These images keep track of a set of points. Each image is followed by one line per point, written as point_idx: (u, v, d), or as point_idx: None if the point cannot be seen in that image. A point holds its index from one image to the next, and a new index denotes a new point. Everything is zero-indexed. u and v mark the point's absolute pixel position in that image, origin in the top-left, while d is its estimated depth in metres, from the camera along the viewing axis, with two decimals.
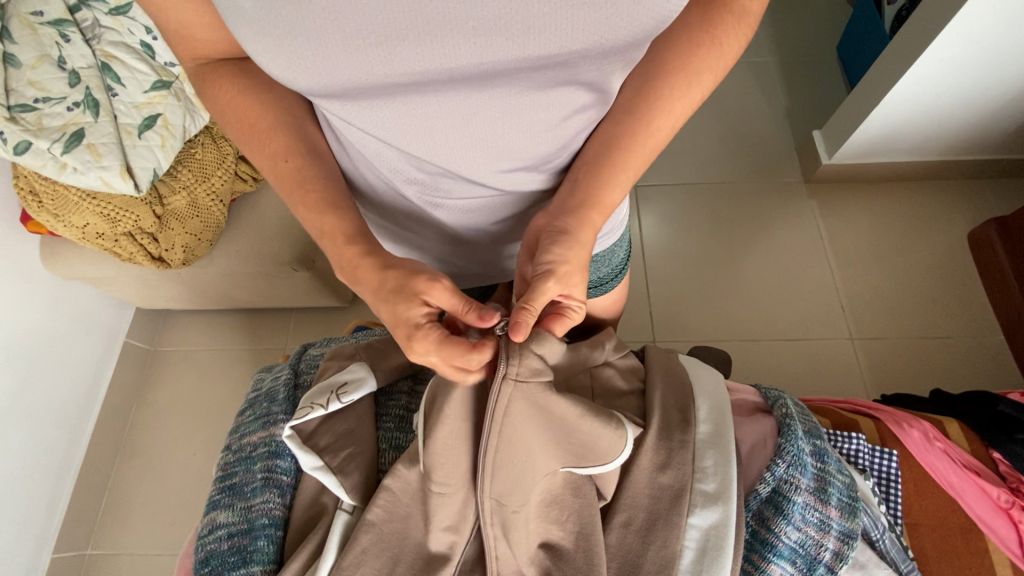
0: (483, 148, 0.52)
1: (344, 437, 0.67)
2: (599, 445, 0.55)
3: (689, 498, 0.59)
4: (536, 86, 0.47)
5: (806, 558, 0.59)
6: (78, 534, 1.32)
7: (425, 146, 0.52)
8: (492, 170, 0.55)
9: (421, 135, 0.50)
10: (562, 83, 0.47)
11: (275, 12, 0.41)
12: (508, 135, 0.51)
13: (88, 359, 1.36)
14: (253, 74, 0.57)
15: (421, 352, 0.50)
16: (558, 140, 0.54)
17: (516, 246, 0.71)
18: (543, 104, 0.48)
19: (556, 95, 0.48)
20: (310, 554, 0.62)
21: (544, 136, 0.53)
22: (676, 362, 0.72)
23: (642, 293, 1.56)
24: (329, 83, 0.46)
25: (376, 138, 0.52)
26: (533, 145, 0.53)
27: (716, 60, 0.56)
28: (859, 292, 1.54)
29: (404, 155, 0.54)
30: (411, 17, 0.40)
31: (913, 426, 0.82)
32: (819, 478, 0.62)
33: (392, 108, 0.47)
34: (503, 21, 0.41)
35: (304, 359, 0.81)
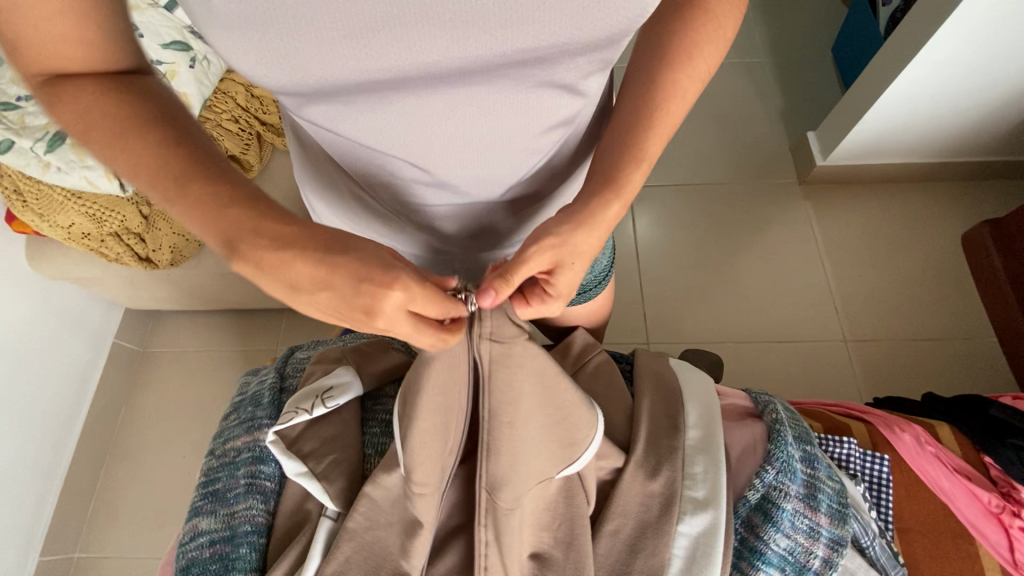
0: (458, 148, 0.51)
1: (328, 443, 0.67)
2: (581, 435, 0.55)
3: (679, 506, 0.58)
4: (513, 84, 0.46)
5: (795, 565, 0.58)
6: (66, 539, 1.31)
7: (400, 147, 0.51)
8: (468, 171, 0.55)
9: (392, 135, 0.49)
10: (540, 81, 0.46)
11: (247, 6, 0.38)
12: (484, 134, 0.50)
13: (75, 362, 1.35)
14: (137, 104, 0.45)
15: (399, 297, 0.42)
16: (537, 146, 0.54)
17: (490, 256, 0.71)
18: (519, 104, 0.48)
19: (533, 94, 0.47)
20: (293, 560, 0.61)
21: (521, 138, 0.52)
22: (665, 367, 0.73)
23: (635, 294, 1.55)
24: (298, 80, 0.44)
25: (345, 141, 0.51)
26: (512, 146, 0.53)
27: (713, 34, 0.52)
28: (853, 294, 1.53)
29: (376, 157, 0.53)
30: (384, 10, 0.39)
31: (905, 430, 0.81)
32: (808, 484, 0.61)
33: (367, 105, 0.46)
34: (481, 15, 0.40)
35: (291, 363, 0.80)
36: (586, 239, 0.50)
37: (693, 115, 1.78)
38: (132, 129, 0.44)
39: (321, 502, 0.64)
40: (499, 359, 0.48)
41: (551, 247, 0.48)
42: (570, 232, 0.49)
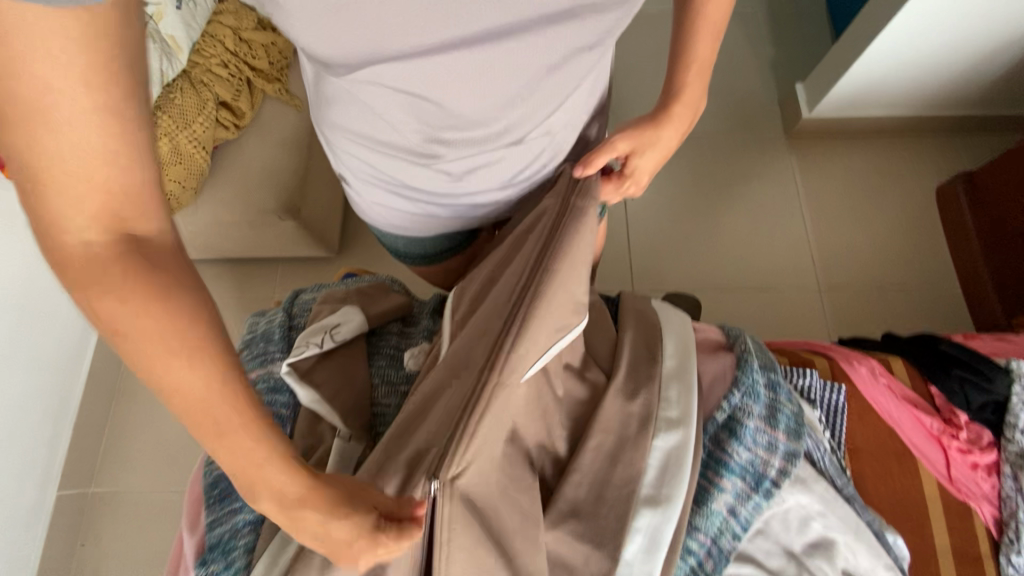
0: (496, 101, 0.55)
1: (338, 373, 0.74)
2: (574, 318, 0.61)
3: (654, 423, 0.66)
4: (548, 34, 0.50)
5: (754, 475, 0.66)
6: (82, 476, 1.39)
7: (442, 104, 0.54)
8: (502, 126, 0.58)
9: (437, 90, 0.52)
10: (571, 31, 0.51)
11: None
12: (520, 84, 0.54)
13: (77, 310, 1.38)
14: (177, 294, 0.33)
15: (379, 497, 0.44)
16: (562, 94, 0.58)
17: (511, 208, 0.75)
18: (551, 53, 0.52)
19: (565, 43, 0.52)
20: (311, 474, 0.67)
21: (551, 87, 0.56)
22: (646, 306, 0.80)
23: (622, 244, 1.60)
24: (355, 43, 0.48)
25: (391, 105, 0.54)
26: (542, 95, 0.57)
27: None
28: (829, 244, 1.60)
29: (417, 118, 0.56)
30: None
31: (861, 364, 0.90)
32: (770, 406, 0.69)
33: (419, 63, 0.49)
34: None
35: (297, 304, 0.85)
36: (658, 139, 0.70)
37: None
38: (175, 342, 0.33)
39: (333, 425, 0.71)
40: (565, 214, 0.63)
41: (632, 139, 0.69)
42: (649, 129, 0.70)
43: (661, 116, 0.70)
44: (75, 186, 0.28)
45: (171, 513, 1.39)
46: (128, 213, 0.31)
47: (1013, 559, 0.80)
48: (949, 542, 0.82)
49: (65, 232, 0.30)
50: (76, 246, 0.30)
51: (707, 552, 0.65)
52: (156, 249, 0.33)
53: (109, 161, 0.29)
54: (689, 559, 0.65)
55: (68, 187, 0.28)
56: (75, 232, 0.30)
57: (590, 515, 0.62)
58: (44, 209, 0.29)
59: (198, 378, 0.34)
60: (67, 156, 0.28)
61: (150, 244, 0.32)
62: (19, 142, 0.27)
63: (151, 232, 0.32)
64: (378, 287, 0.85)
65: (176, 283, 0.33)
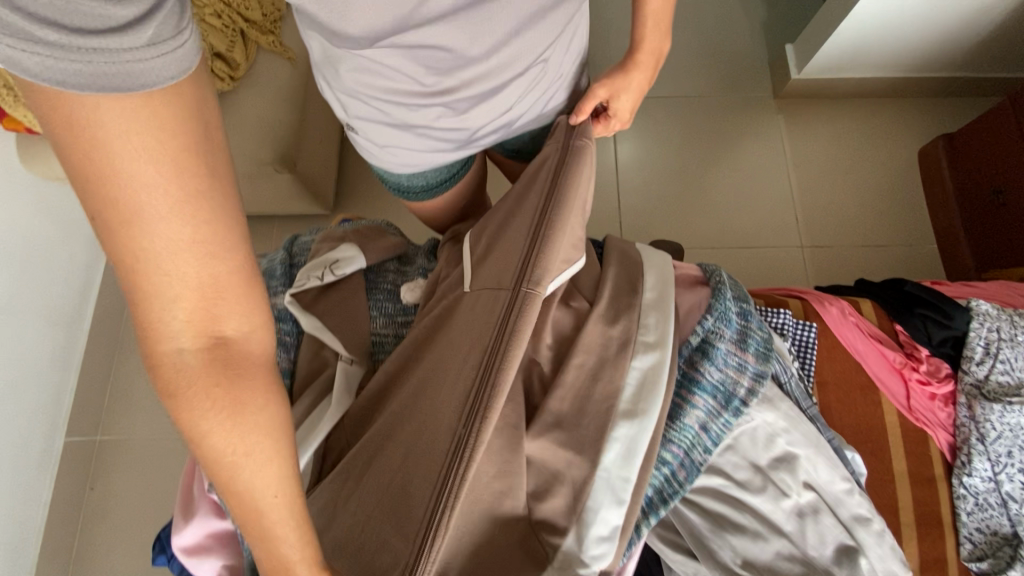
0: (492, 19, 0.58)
1: (338, 304, 0.78)
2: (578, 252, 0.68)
3: (633, 346, 0.71)
4: None
5: (725, 393, 0.72)
6: (89, 424, 1.44)
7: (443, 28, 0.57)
8: (498, 48, 0.61)
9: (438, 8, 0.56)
10: None
11: None
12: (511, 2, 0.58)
13: (78, 263, 1.41)
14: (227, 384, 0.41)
15: None
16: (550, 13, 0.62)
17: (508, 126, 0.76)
18: None
19: None
20: (317, 393, 0.73)
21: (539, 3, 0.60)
22: (629, 246, 0.84)
23: (612, 203, 1.64)
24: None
25: (399, 94, 0.63)
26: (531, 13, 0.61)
27: None
28: (813, 204, 1.65)
29: (421, 47, 0.58)
30: None
31: (833, 304, 0.95)
32: (741, 332, 0.75)
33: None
34: None
35: (296, 245, 0.88)
36: (634, 77, 0.74)
37: (677, 26, 1.79)
38: (244, 439, 0.42)
39: (335, 351, 0.75)
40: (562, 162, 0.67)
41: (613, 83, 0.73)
42: (626, 71, 0.74)
43: (636, 59, 0.73)
44: (179, 300, 0.38)
45: (177, 459, 1.45)
46: (206, 327, 0.39)
47: (965, 480, 0.86)
48: (906, 465, 0.88)
49: (165, 345, 0.39)
50: (175, 355, 0.39)
51: (681, 463, 0.71)
52: (236, 349, 0.41)
53: (202, 269, 0.37)
54: (662, 469, 0.71)
55: (166, 293, 0.37)
56: (176, 342, 0.39)
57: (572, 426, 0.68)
58: (155, 326, 0.38)
59: (257, 453, 0.43)
60: (176, 286, 0.37)
61: (231, 346, 0.41)
62: (148, 281, 0.36)
63: (234, 333, 0.41)
64: (373, 228, 0.89)
65: (247, 380, 0.42)
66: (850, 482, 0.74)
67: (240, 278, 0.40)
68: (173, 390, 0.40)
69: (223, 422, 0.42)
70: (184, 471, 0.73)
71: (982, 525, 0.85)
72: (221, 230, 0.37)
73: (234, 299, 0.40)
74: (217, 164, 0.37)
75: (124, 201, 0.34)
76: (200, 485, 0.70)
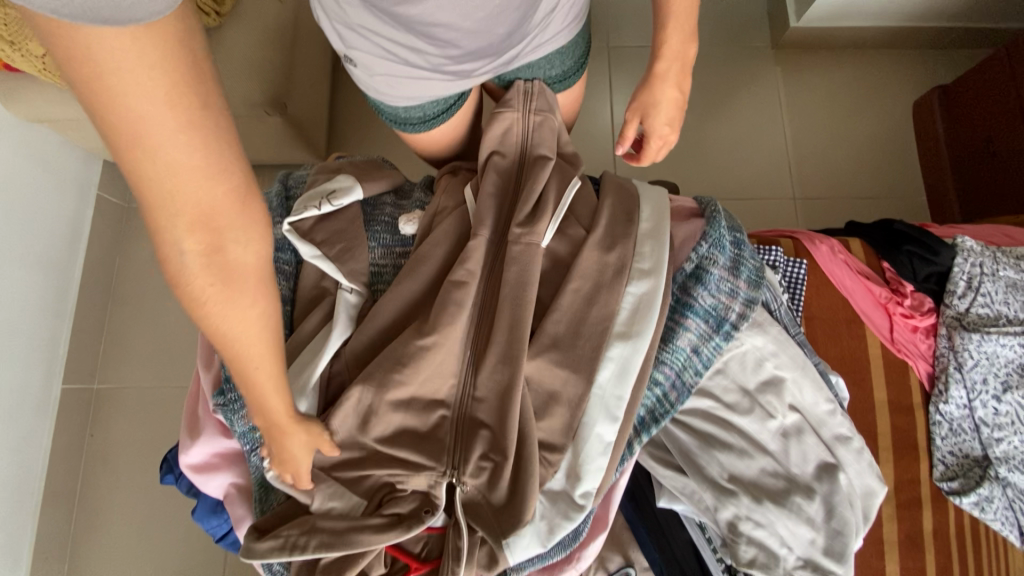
0: None
1: (336, 234, 0.79)
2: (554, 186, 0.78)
3: (628, 273, 0.72)
4: None
5: (717, 318, 0.74)
6: (84, 373, 1.45)
7: None
8: None
9: None
10: None
11: None
12: None
13: (65, 210, 1.38)
14: (235, 289, 0.44)
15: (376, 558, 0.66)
16: None
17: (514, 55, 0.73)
18: None
19: None
20: (318, 321, 0.74)
21: None
22: (626, 179, 0.85)
23: (607, 154, 1.63)
24: None
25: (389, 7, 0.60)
26: None
27: None
28: (807, 156, 1.65)
29: None
30: None
31: (823, 242, 0.97)
32: (734, 260, 0.76)
33: None
34: None
35: (292, 178, 0.88)
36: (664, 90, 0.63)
37: None
38: (250, 335, 0.47)
39: (335, 281, 0.76)
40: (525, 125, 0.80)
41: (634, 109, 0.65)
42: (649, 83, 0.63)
43: (658, 67, 0.62)
44: (176, 210, 0.38)
45: (176, 406, 1.47)
46: (210, 237, 0.41)
47: (941, 408, 0.90)
48: (886, 394, 0.92)
49: (171, 248, 0.40)
50: (176, 259, 0.41)
51: (672, 385, 0.73)
52: (233, 262, 0.43)
53: (201, 184, 0.38)
54: (655, 390, 0.73)
55: (165, 207, 0.38)
56: (177, 249, 0.40)
57: (568, 347, 0.69)
58: (158, 231, 0.40)
59: (256, 347, 0.48)
60: (176, 200, 0.38)
61: (229, 258, 0.42)
62: (149, 191, 0.37)
63: (234, 247, 0.42)
64: (369, 163, 0.88)
65: (246, 286, 0.44)
66: (832, 405, 0.78)
67: (236, 189, 0.40)
68: (178, 285, 0.43)
69: (226, 317, 0.45)
70: (188, 394, 0.75)
71: (954, 449, 0.90)
72: (213, 140, 0.37)
73: (233, 217, 0.41)
74: (196, 51, 0.35)
75: (118, 111, 0.33)
76: (205, 406, 0.72)
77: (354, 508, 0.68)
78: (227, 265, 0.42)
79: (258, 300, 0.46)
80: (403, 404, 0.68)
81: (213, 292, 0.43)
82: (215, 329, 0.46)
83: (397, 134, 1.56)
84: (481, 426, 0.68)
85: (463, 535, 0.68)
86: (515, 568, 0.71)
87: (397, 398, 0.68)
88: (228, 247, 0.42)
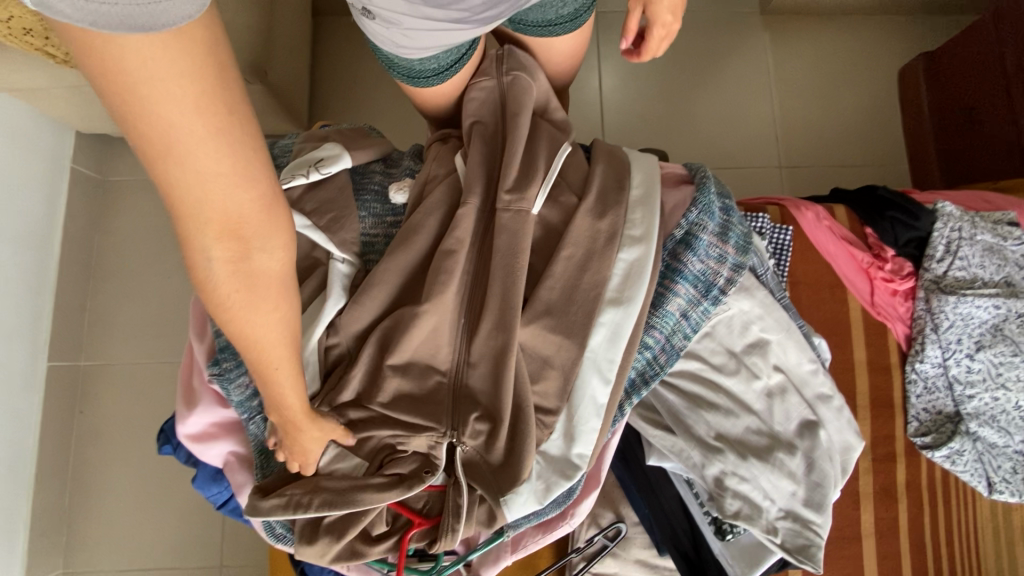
0: None
1: (326, 205, 0.78)
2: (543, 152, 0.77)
3: (620, 239, 0.73)
4: None
5: (705, 283, 0.75)
6: (70, 350, 1.43)
7: None
8: None
9: None
10: None
11: None
12: None
13: (39, 184, 1.34)
14: (253, 288, 0.45)
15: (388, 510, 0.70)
16: None
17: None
18: None
19: None
20: (311, 291, 0.74)
21: None
22: (617, 147, 0.85)
23: (594, 122, 1.62)
24: None
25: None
26: None
27: None
28: (792, 123, 1.66)
29: None
30: None
31: (808, 209, 0.99)
32: (723, 226, 0.77)
33: None
34: None
35: (277, 147, 0.86)
36: None
37: None
38: (270, 338, 0.49)
39: (327, 251, 0.76)
40: (508, 89, 0.79)
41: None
42: None
43: None
44: (206, 217, 0.40)
45: (166, 381, 1.47)
46: (234, 242, 0.42)
47: (917, 367, 0.94)
48: (865, 355, 0.95)
49: (198, 255, 0.42)
50: (204, 264, 0.43)
51: (661, 348, 0.75)
52: (256, 268, 0.44)
53: (230, 191, 0.39)
54: (645, 353, 0.75)
55: (195, 216, 0.40)
56: (206, 256, 0.42)
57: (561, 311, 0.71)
58: (188, 238, 0.41)
59: (274, 346, 0.50)
60: (205, 209, 0.39)
61: (253, 263, 0.44)
62: (178, 199, 0.38)
63: (258, 253, 0.44)
64: (356, 130, 0.87)
65: (267, 287, 0.46)
66: (814, 366, 0.81)
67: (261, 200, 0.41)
68: (202, 286, 0.44)
69: (245, 315, 0.47)
70: (183, 366, 0.75)
71: (928, 406, 0.94)
72: (235, 145, 0.38)
73: (257, 224, 0.42)
74: (221, 65, 0.36)
75: (149, 122, 0.34)
76: (200, 378, 0.72)
77: (355, 469, 0.71)
78: (250, 266, 0.44)
79: (278, 300, 0.48)
80: (401, 369, 0.70)
81: (234, 293, 0.45)
82: (235, 326, 0.47)
83: (381, 102, 1.53)
84: (476, 392, 0.70)
85: (462, 492, 0.70)
86: (512, 525, 0.73)
87: (393, 364, 0.70)
88: (251, 252, 0.43)
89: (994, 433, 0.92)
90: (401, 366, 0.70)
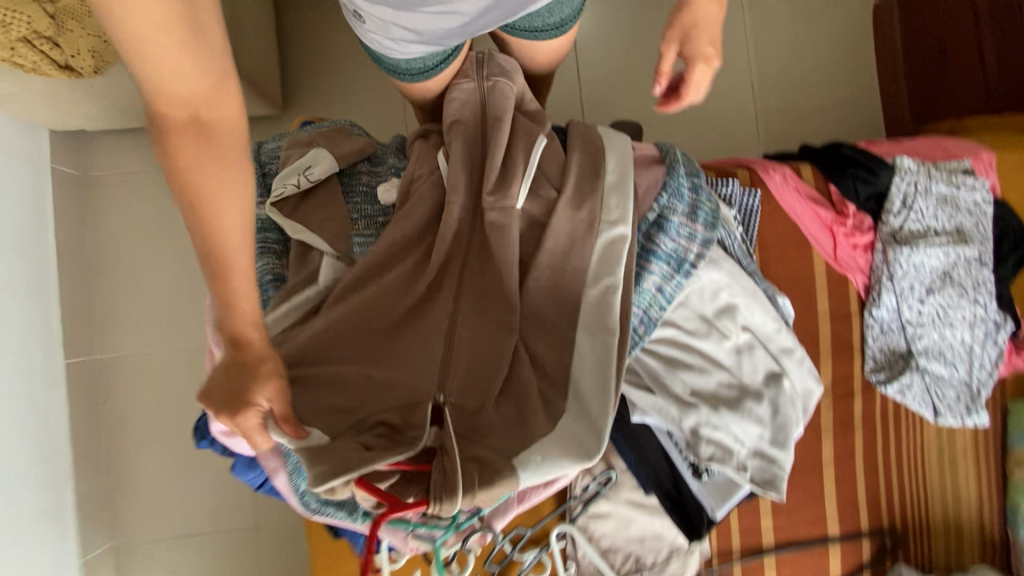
0: None
1: (318, 210, 0.83)
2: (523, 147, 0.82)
3: (598, 226, 0.78)
4: None
5: (677, 260, 0.82)
6: (83, 345, 1.50)
7: None
8: None
9: None
10: None
11: None
12: None
13: (25, 188, 1.35)
14: (205, 163, 0.47)
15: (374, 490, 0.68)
16: None
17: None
18: None
19: None
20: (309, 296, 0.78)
21: None
22: (592, 129, 0.89)
23: (571, 81, 1.61)
24: None
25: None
26: None
27: None
28: (768, 68, 1.66)
29: None
30: None
31: (775, 171, 1.04)
32: (693, 204, 0.83)
33: None
34: None
35: (264, 154, 0.91)
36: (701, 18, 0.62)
37: None
38: (228, 220, 0.49)
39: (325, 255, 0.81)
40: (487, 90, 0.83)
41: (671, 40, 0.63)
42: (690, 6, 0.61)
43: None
44: (165, 85, 0.43)
45: (179, 367, 1.54)
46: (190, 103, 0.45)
47: (874, 313, 1.03)
48: (828, 305, 1.04)
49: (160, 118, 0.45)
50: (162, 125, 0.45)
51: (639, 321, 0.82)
52: (214, 138, 0.47)
53: (184, 51, 0.42)
54: None
55: (152, 74, 0.42)
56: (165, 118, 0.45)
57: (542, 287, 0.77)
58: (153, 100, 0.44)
59: (231, 240, 0.50)
60: (161, 67, 0.42)
61: (213, 136, 0.46)
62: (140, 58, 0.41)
63: (215, 124, 0.46)
64: (338, 131, 0.90)
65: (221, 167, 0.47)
66: (778, 324, 0.90)
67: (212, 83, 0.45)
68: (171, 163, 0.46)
69: (201, 191, 0.48)
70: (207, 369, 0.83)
71: (884, 346, 1.04)
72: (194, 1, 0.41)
73: (214, 91, 0.45)
74: None
75: None
76: None
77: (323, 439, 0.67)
78: (206, 139, 0.46)
79: (237, 190, 0.49)
80: None
81: (196, 165, 0.46)
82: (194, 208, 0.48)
83: (355, 78, 1.52)
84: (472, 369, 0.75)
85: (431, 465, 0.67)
86: None
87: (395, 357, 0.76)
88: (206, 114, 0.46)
89: (941, 367, 1.03)
90: (386, 347, 0.74)
